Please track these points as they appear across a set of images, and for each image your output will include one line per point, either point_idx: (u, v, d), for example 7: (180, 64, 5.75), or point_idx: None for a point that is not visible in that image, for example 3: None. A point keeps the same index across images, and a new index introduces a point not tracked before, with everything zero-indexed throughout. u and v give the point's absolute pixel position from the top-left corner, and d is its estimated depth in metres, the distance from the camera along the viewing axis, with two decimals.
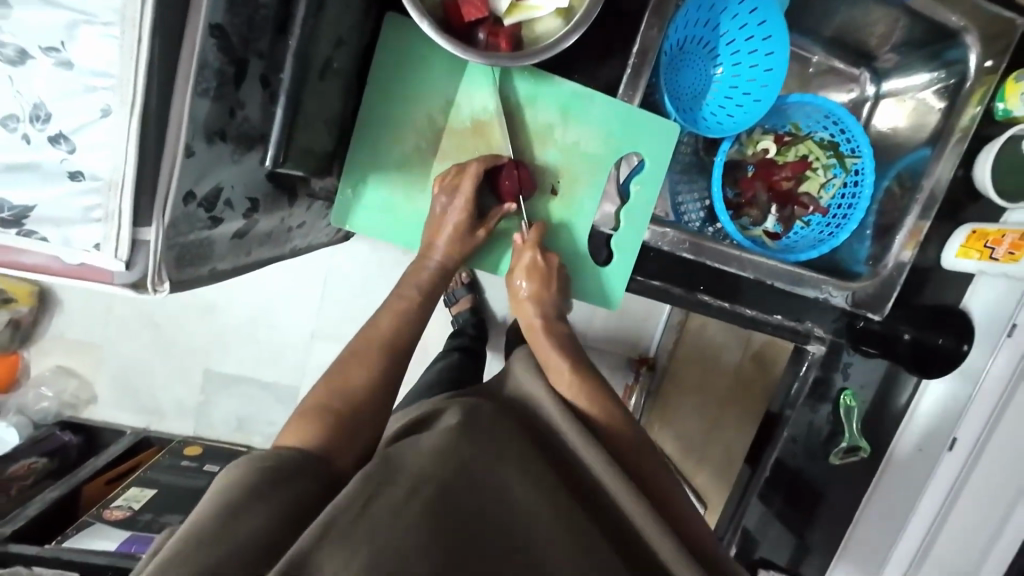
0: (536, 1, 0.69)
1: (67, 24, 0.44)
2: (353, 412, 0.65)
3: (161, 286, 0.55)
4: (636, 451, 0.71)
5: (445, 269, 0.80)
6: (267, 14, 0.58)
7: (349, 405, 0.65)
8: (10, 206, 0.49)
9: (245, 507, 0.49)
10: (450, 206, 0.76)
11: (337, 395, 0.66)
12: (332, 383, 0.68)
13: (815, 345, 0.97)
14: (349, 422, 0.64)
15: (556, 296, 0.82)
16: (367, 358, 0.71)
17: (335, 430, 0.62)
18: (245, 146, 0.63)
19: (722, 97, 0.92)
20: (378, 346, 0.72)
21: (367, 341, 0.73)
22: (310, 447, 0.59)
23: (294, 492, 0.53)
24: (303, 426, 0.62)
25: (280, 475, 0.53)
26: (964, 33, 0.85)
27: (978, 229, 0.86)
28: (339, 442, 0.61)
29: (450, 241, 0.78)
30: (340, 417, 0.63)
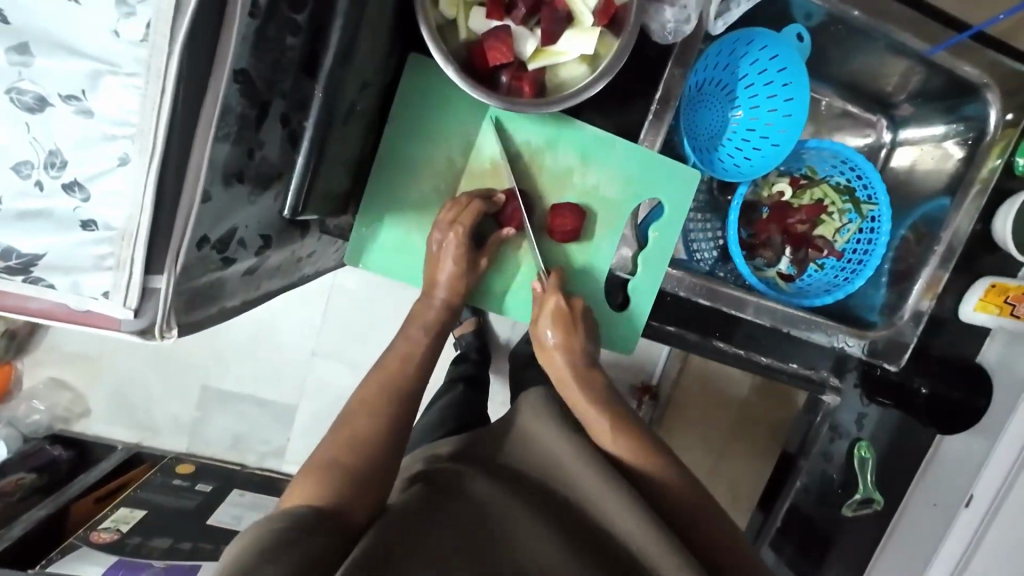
0: (562, 46, 0.68)
1: (90, 74, 0.43)
2: (368, 469, 0.61)
3: (170, 333, 0.53)
4: (667, 488, 0.66)
5: (449, 304, 0.78)
6: (293, 56, 0.57)
7: (361, 462, 0.61)
8: (17, 254, 0.47)
9: (262, 565, 0.47)
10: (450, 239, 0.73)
11: (349, 445, 0.63)
12: (341, 432, 0.65)
13: (831, 395, 0.93)
14: (365, 479, 0.60)
15: (586, 340, 0.78)
16: (377, 405, 0.68)
17: (347, 484, 0.59)
18: (261, 185, 0.62)
19: (740, 138, 0.91)
20: (387, 393, 0.70)
21: (376, 389, 0.70)
22: (326, 502, 0.56)
23: (309, 549, 0.51)
24: (313, 479, 0.59)
25: (294, 535, 0.51)
26: (986, 89, 0.85)
27: (997, 284, 0.86)
28: (353, 496, 0.58)
29: (454, 276, 0.75)
30: (352, 472, 0.60)
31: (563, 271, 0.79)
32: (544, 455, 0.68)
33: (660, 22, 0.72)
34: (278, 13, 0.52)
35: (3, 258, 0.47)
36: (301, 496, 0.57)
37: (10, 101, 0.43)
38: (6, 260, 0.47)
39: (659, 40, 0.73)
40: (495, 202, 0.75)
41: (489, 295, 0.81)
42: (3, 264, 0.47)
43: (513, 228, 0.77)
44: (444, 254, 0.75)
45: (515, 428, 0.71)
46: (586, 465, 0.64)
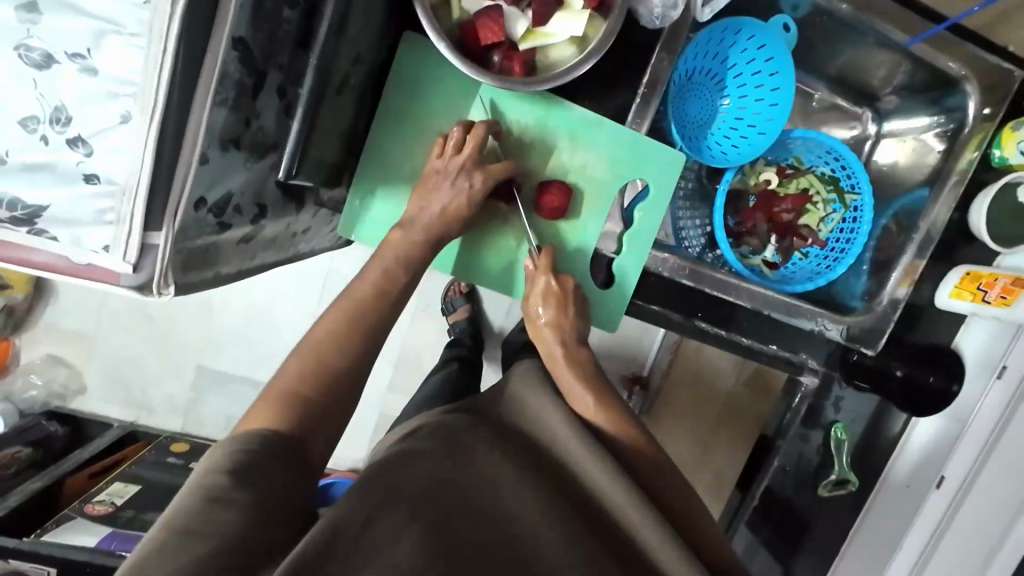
0: (551, 28, 0.70)
1: (95, 33, 0.45)
2: (325, 403, 0.63)
3: (167, 290, 0.55)
4: (647, 460, 0.69)
5: (433, 240, 0.75)
6: (290, 29, 0.59)
7: (318, 392, 0.63)
8: (22, 206, 0.49)
9: (228, 496, 0.50)
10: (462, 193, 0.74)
11: (311, 379, 0.64)
12: (302, 364, 0.64)
13: (808, 377, 0.98)
14: (322, 409, 0.62)
15: (576, 319, 0.81)
16: (343, 337, 0.67)
17: (306, 415, 0.61)
18: (258, 154, 0.64)
19: (728, 126, 0.94)
20: (357, 330, 0.68)
21: (341, 317, 0.69)
22: (286, 428, 0.59)
23: (273, 478, 0.53)
24: (270, 405, 0.60)
25: (260, 466, 0.54)
26: (964, 82, 0.88)
27: (972, 272, 0.88)
28: (313, 429, 0.61)
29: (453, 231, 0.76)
30: (310, 405, 0.61)
31: (554, 250, 0.80)
32: (534, 421, 0.70)
33: (648, 6, 0.74)
34: None
35: (8, 209, 0.49)
36: (260, 421, 0.59)
37: (19, 57, 0.45)
38: (11, 211, 0.49)
39: (648, 25, 0.76)
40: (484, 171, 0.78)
41: (474, 264, 0.83)
42: (7, 216, 0.49)
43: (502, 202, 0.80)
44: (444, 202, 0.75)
45: (505, 396, 0.74)
46: (574, 437, 0.66)
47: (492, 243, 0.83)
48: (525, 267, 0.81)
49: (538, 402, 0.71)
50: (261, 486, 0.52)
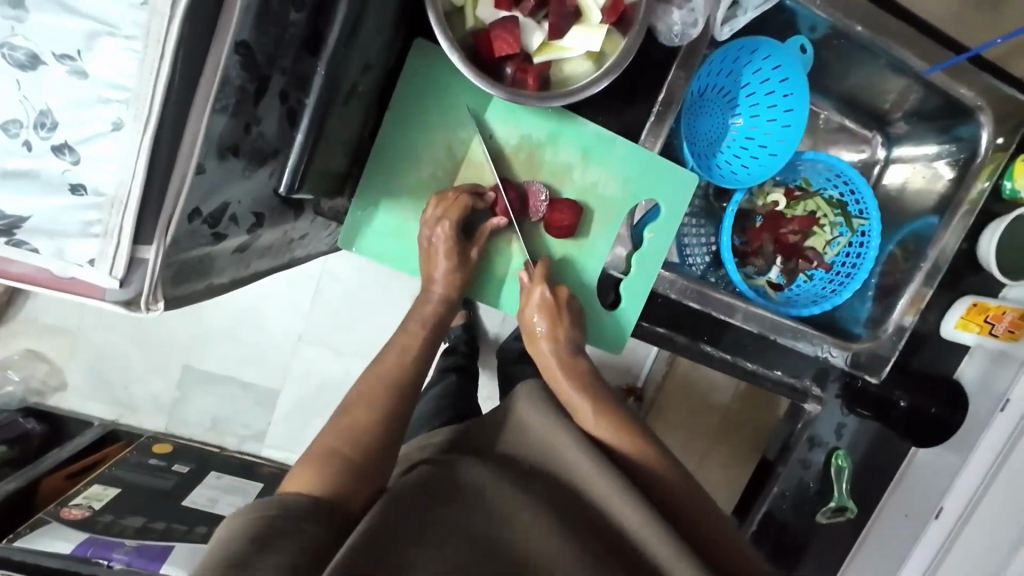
0: (568, 41, 0.68)
1: (87, 35, 0.42)
2: (364, 459, 0.61)
3: (156, 306, 0.52)
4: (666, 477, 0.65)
5: (448, 298, 0.78)
6: (296, 31, 0.56)
7: (356, 447, 0.62)
8: (1, 214, 0.45)
9: (258, 557, 0.46)
10: (445, 237, 0.73)
11: (345, 435, 0.63)
12: (338, 425, 0.65)
13: (812, 404, 0.95)
14: (360, 462, 0.60)
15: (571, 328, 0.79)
16: (374, 396, 0.68)
17: (347, 473, 0.58)
18: (257, 162, 0.61)
19: (739, 146, 0.92)
20: (382, 386, 0.69)
21: (375, 381, 0.70)
22: (320, 493, 0.56)
23: (304, 536, 0.50)
24: (312, 469, 0.58)
25: (286, 527, 0.50)
26: (979, 112, 0.86)
27: (978, 303, 0.87)
28: (350, 487, 0.58)
29: (448, 273, 0.76)
30: (345, 456, 0.60)
31: (549, 262, 0.79)
32: (541, 449, 0.66)
33: (667, 23, 0.72)
34: None
35: None
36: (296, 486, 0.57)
37: (2, 57, 0.42)
38: None
39: (665, 41, 0.74)
40: (483, 199, 0.75)
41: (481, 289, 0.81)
42: None
43: (503, 217, 0.76)
44: (436, 246, 0.74)
45: (508, 416, 0.71)
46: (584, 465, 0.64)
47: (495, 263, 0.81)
48: (520, 281, 0.79)
49: (546, 424, 0.68)
50: (287, 547, 0.48)
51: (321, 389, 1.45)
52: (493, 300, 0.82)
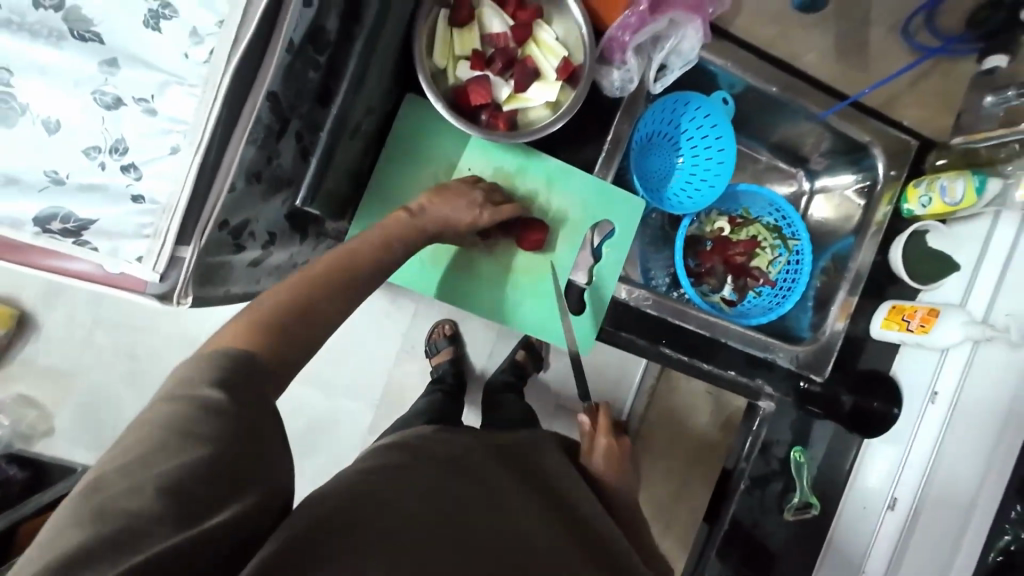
0: (530, 94, 0.85)
1: (160, 83, 0.56)
2: (311, 334, 0.60)
3: (185, 300, 0.62)
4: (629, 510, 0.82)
5: (429, 230, 0.80)
6: (312, 86, 0.72)
7: (305, 311, 0.61)
8: (75, 219, 0.57)
9: (206, 417, 0.48)
10: (478, 202, 0.83)
11: (289, 312, 0.59)
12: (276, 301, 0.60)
13: (765, 402, 1.05)
14: (306, 332, 0.60)
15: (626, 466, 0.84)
16: (318, 287, 0.63)
17: (290, 344, 0.58)
18: (274, 188, 0.74)
19: (684, 180, 1.09)
20: (328, 277, 0.65)
21: (319, 275, 0.64)
22: (263, 351, 0.55)
23: (256, 407, 0.51)
24: (251, 323, 0.57)
25: (236, 388, 0.51)
26: (872, 147, 1.02)
27: (896, 305, 1.01)
28: (291, 355, 0.57)
29: (456, 217, 0.81)
30: (296, 333, 0.59)
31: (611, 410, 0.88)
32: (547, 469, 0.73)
33: (609, 78, 0.89)
34: (305, 52, 0.67)
35: (62, 221, 0.56)
36: (224, 341, 0.55)
37: (94, 100, 0.55)
38: (64, 223, 0.57)
39: (609, 93, 0.91)
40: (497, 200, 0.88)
41: (450, 285, 0.92)
42: (59, 227, 0.57)
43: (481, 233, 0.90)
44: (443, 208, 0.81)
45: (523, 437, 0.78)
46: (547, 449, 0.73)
47: (468, 269, 0.92)
48: (583, 426, 0.87)
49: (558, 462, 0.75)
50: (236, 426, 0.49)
51: (309, 429, 1.42)
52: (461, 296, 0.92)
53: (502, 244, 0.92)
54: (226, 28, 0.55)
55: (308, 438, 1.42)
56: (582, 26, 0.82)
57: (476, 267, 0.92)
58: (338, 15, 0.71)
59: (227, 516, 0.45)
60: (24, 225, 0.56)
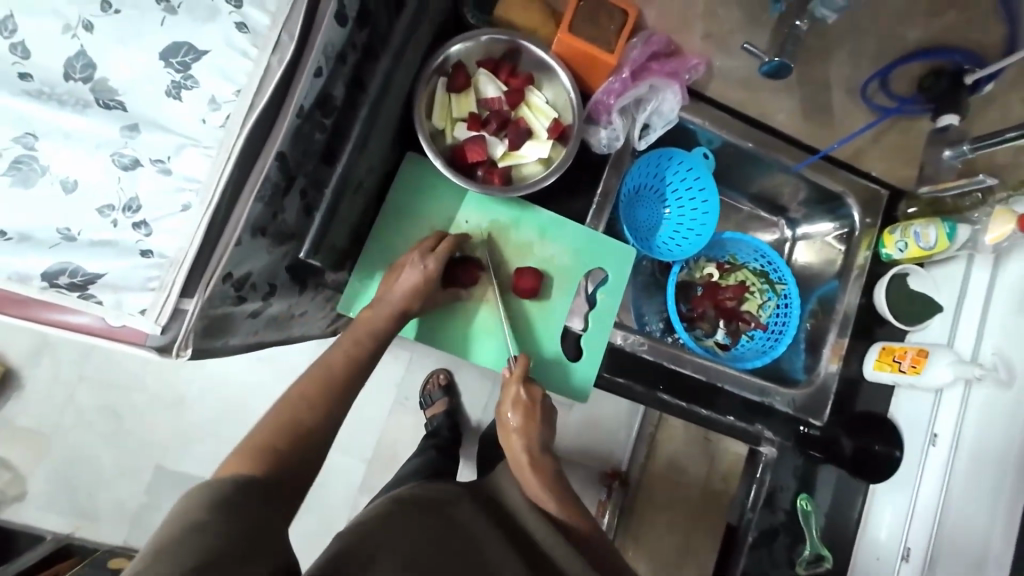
0: (524, 151, 0.91)
1: (176, 145, 0.59)
2: (307, 436, 0.69)
3: (184, 353, 0.64)
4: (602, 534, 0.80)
5: (400, 312, 0.83)
6: (318, 146, 0.76)
7: (298, 425, 0.69)
8: (83, 273, 0.58)
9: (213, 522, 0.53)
10: (418, 260, 0.83)
11: (285, 430, 0.67)
12: (278, 419, 0.69)
13: (766, 447, 1.02)
14: (296, 445, 0.67)
15: (542, 428, 0.87)
16: (312, 396, 0.72)
17: (285, 452, 0.65)
18: (278, 241, 0.76)
19: (673, 228, 1.15)
20: (322, 386, 0.74)
21: (314, 383, 0.74)
22: (259, 471, 0.61)
23: (256, 512, 0.57)
24: (251, 448, 0.64)
25: (236, 505, 0.56)
26: (846, 197, 1.08)
27: (886, 346, 1.02)
28: (289, 463, 0.65)
29: (415, 287, 0.83)
30: (295, 434, 0.68)
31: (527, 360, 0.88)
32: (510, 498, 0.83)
33: (597, 136, 0.95)
34: (313, 116, 0.72)
35: (70, 276, 0.58)
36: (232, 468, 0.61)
37: (112, 161, 0.58)
38: (71, 278, 0.58)
39: (597, 149, 0.97)
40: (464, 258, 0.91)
41: (437, 331, 0.92)
42: (67, 282, 0.58)
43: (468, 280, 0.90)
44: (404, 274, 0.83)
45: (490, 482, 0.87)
46: None
47: (459, 315, 0.93)
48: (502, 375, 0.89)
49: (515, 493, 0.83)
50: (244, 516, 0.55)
51: None
52: (446, 341, 0.92)
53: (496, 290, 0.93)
54: (243, 97, 0.60)
55: None
56: (570, 91, 0.89)
57: (468, 312, 0.93)
58: (344, 83, 0.76)
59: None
60: (32, 280, 0.57)
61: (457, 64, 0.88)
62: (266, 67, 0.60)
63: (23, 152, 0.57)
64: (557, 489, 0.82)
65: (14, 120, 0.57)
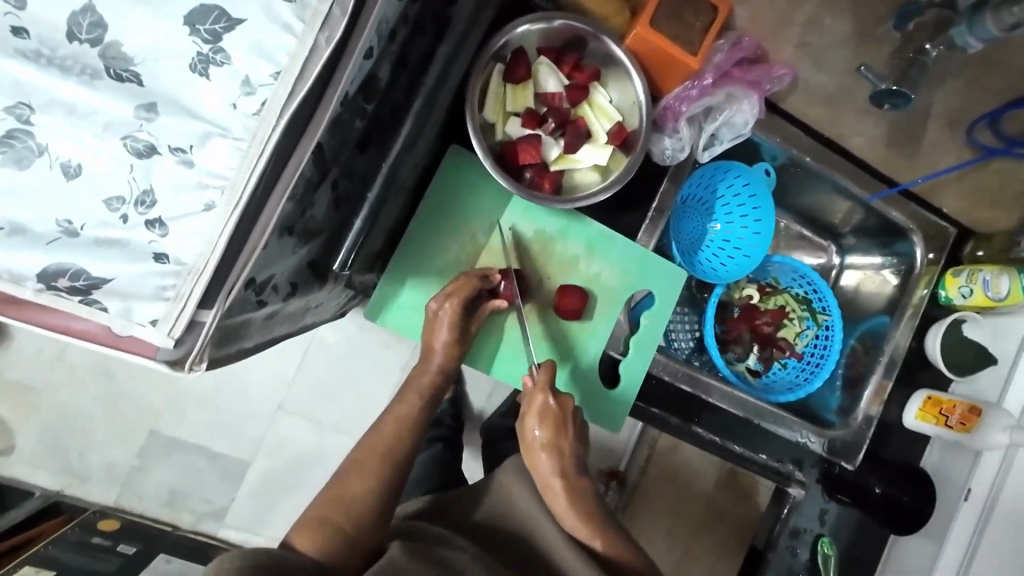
0: (579, 155, 0.81)
1: (201, 134, 0.50)
2: (355, 527, 0.66)
3: (198, 367, 0.55)
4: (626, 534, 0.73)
5: (444, 370, 0.82)
6: (356, 134, 0.66)
7: (350, 519, 0.67)
8: (86, 277, 0.50)
9: None
10: (435, 307, 0.79)
11: (338, 505, 0.68)
12: (332, 495, 0.69)
13: (796, 489, 0.99)
14: (353, 537, 0.65)
15: (574, 441, 0.77)
16: (367, 469, 0.72)
17: (339, 542, 0.64)
18: (304, 239, 0.68)
19: (720, 241, 1.02)
20: (378, 456, 0.74)
21: (369, 452, 0.74)
22: (316, 555, 0.63)
23: None
24: (308, 536, 0.65)
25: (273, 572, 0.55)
26: (912, 233, 1.00)
27: (932, 396, 0.97)
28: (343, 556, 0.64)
29: (447, 344, 0.80)
30: (340, 529, 0.65)
31: (553, 367, 0.79)
32: (514, 513, 0.76)
33: (660, 145, 0.86)
34: (354, 102, 0.62)
35: (71, 279, 0.50)
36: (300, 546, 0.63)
37: (124, 146, 0.49)
38: (72, 281, 0.50)
39: (657, 158, 0.88)
40: (490, 280, 0.81)
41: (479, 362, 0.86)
42: (67, 285, 0.50)
43: (504, 301, 0.82)
44: (439, 321, 0.79)
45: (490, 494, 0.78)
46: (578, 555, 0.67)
47: (497, 339, 0.86)
48: (524, 384, 0.79)
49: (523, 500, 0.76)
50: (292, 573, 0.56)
51: (294, 464, 1.30)
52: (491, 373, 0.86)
53: (535, 307, 0.86)
54: (282, 80, 0.50)
55: (290, 475, 1.30)
56: (640, 92, 0.79)
57: (503, 335, 0.86)
58: (390, 64, 0.66)
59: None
60: (25, 281, 0.49)
61: (516, 50, 0.78)
62: (312, 46, 0.50)
63: (16, 126, 0.48)
64: (589, 511, 0.72)
65: (3, 85, 0.47)
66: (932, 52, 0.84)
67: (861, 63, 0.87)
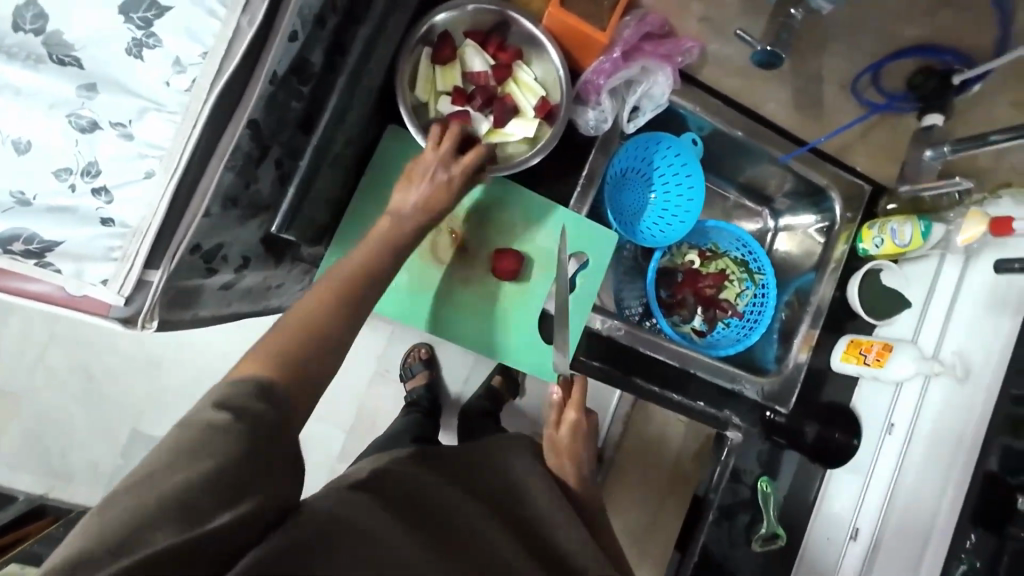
0: (509, 129, 0.88)
1: (138, 109, 0.56)
2: (310, 356, 0.60)
3: (150, 324, 0.62)
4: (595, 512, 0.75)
5: None
6: (294, 115, 0.73)
7: (306, 348, 0.61)
8: (39, 241, 0.56)
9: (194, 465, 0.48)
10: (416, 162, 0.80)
11: (303, 336, 0.61)
12: (290, 320, 0.62)
13: (733, 432, 1.07)
14: (307, 359, 0.60)
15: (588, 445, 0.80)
16: (328, 299, 0.66)
17: (290, 367, 0.58)
18: (251, 212, 0.74)
19: (659, 210, 1.10)
20: (337, 291, 0.67)
21: (333, 290, 0.67)
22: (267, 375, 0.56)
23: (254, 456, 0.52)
24: (261, 359, 0.58)
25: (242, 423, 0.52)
26: (830, 190, 1.07)
27: (854, 339, 1.06)
28: (292, 380, 0.58)
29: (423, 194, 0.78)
30: (296, 359, 0.59)
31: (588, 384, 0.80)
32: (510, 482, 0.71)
33: (584, 117, 0.94)
34: (288, 83, 0.69)
35: (25, 242, 0.56)
36: (247, 370, 0.57)
37: (69, 122, 0.55)
38: (27, 245, 0.56)
39: (584, 130, 0.95)
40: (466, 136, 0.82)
41: (427, 320, 0.93)
42: (22, 248, 0.56)
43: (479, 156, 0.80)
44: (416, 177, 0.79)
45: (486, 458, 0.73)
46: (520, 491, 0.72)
47: (445, 299, 0.93)
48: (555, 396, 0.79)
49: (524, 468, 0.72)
50: (227, 457, 0.50)
51: None
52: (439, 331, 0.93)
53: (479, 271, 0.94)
54: (209, 60, 0.56)
55: None
56: (560, 68, 0.86)
57: (450, 293, 0.93)
58: (322, 48, 0.73)
59: (228, 518, 0.48)
60: None
61: (443, 34, 0.85)
62: (235, 28, 0.56)
63: None
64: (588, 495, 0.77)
65: None
66: (797, 16, 0.91)
67: (738, 28, 0.94)
